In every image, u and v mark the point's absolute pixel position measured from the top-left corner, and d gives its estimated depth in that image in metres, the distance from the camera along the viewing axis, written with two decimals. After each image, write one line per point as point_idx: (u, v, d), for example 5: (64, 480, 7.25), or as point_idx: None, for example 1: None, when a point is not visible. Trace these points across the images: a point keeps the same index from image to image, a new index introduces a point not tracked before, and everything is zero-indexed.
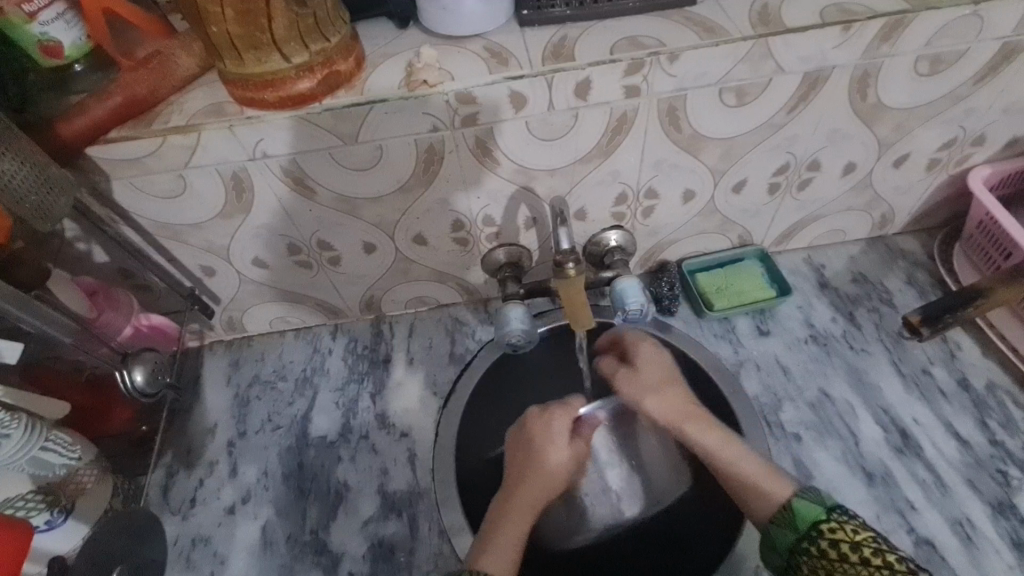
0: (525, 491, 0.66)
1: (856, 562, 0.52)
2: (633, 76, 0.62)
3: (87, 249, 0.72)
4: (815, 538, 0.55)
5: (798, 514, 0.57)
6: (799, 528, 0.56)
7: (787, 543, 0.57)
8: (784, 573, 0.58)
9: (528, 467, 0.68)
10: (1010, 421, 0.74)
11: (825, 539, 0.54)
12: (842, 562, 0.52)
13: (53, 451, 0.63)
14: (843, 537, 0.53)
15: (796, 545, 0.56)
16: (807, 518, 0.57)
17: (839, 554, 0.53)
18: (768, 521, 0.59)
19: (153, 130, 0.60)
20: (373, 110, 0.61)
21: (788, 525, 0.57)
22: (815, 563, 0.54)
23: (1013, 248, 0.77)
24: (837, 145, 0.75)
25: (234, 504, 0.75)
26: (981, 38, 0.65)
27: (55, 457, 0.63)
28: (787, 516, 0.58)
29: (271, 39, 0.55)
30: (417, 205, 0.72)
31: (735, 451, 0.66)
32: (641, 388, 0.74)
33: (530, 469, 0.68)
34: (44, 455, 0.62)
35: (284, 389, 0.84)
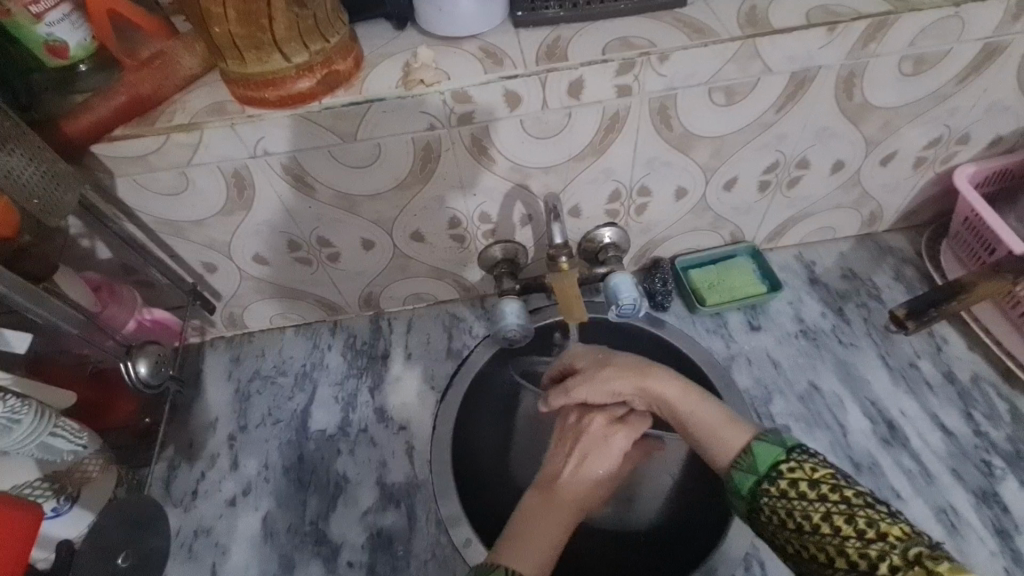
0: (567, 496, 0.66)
1: (815, 499, 0.55)
2: (624, 76, 0.64)
3: (91, 245, 0.73)
4: (775, 478, 0.58)
5: (759, 457, 0.60)
6: (758, 469, 0.59)
7: (748, 487, 0.59)
8: (743, 514, 0.60)
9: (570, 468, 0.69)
10: (994, 413, 0.76)
11: (784, 478, 0.57)
12: (801, 500, 0.55)
13: (61, 437, 0.64)
14: (801, 477, 0.56)
15: (757, 488, 0.58)
16: (766, 459, 0.59)
17: (798, 493, 0.56)
18: (729, 468, 0.61)
19: (156, 128, 0.62)
20: (371, 109, 0.63)
21: (750, 468, 0.60)
22: (776, 502, 0.57)
23: (998, 245, 0.78)
24: (825, 143, 0.77)
25: (236, 496, 0.76)
26: (963, 38, 0.67)
27: (63, 442, 0.64)
28: (746, 459, 0.60)
29: (271, 39, 0.57)
30: (415, 202, 0.74)
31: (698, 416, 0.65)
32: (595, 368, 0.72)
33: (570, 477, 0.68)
34: (53, 440, 0.63)
35: (284, 384, 0.85)
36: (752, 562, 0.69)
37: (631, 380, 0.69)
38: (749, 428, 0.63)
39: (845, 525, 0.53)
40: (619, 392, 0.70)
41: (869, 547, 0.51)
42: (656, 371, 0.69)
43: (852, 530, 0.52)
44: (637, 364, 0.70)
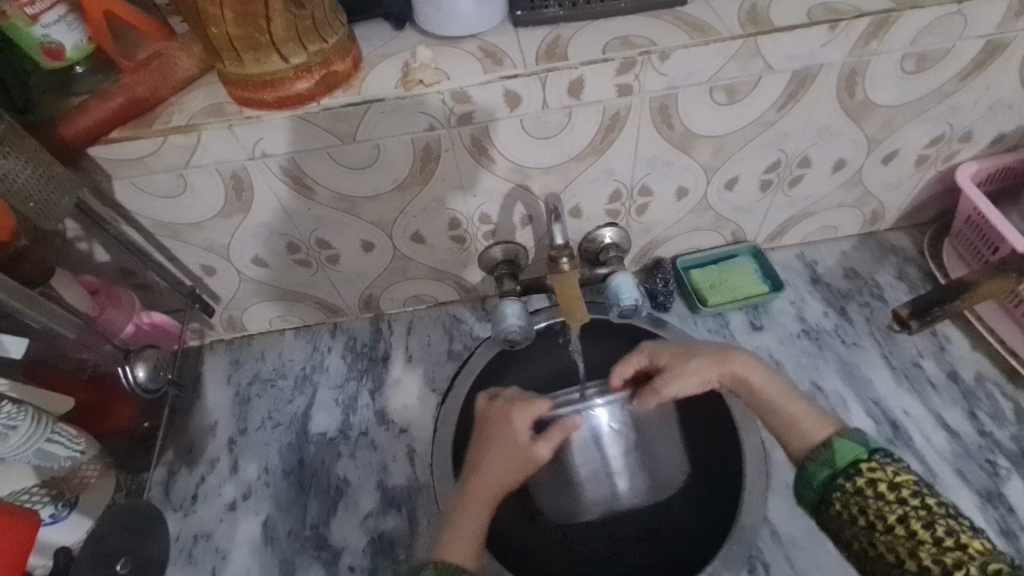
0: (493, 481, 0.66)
1: (894, 501, 0.55)
2: (625, 75, 0.64)
3: (88, 248, 0.73)
4: (852, 475, 0.58)
5: (839, 453, 0.60)
6: (836, 464, 0.59)
7: (823, 479, 0.60)
8: (811, 504, 0.61)
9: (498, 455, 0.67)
10: (998, 412, 0.76)
11: (863, 477, 0.57)
12: (879, 500, 0.56)
13: (59, 443, 0.64)
14: (881, 478, 0.56)
15: (832, 482, 0.59)
16: (846, 457, 0.59)
17: (875, 492, 0.56)
18: (805, 458, 0.62)
19: (153, 130, 0.61)
20: (370, 109, 0.62)
21: (827, 463, 0.60)
22: (849, 499, 0.57)
23: (1001, 243, 0.78)
24: (827, 142, 0.76)
25: (236, 500, 0.76)
26: (965, 36, 0.67)
27: (61, 448, 0.64)
28: (825, 452, 0.61)
29: (269, 40, 0.56)
30: (415, 203, 0.73)
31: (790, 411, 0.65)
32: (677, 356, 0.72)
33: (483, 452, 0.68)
34: (51, 446, 0.63)
35: (284, 387, 0.85)
36: (757, 564, 0.68)
37: (708, 363, 0.70)
38: (832, 424, 0.63)
39: (922, 530, 0.54)
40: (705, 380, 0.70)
41: (946, 554, 0.52)
42: (737, 354, 0.70)
43: (930, 538, 0.53)
44: (719, 348, 0.71)
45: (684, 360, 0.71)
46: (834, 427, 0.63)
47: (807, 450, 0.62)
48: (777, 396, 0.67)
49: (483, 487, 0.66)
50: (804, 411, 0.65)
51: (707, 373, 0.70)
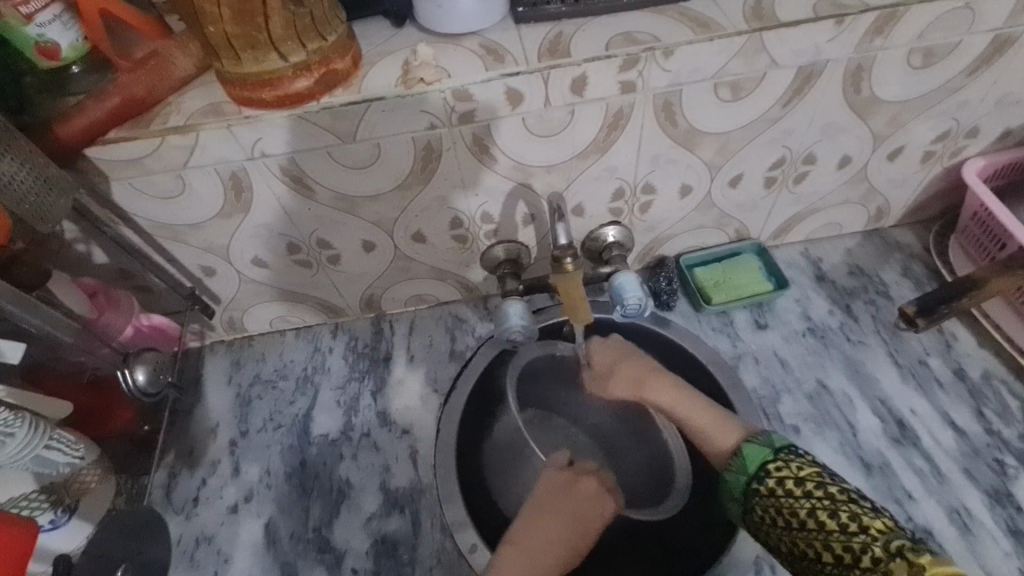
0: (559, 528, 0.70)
1: (800, 496, 0.56)
2: (628, 72, 0.63)
3: (87, 251, 0.72)
4: (763, 478, 0.60)
5: (748, 458, 0.62)
6: (748, 470, 0.62)
7: (741, 487, 0.62)
8: (741, 515, 0.62)
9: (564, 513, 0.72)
10: (1006, 411, 0.75)
11: (772, 478, 0.59)
12: (789, 497, 0.57)
13: (57, 450, 0.63)
14: (788, 475, 0.58)
15: (749, 486, 0.61)
16: (755, 460, 0.62)
17: (784, 489, 0.58)
18: (725, 469, 0.65)
19: (150, 131, 0.60)
20: (371, 108, 0.61)
21: (741, 469, 0.63)
22: (766, 501, 0.58)
23: (1008, 240, 0.77)
24: (832, 139, 0.76)
25: (238, 503, 0.75)
26: (973, 30, 0.66)
27: (60, 455, 0.63)
28: (737, 461, 0.64)
29: (267, 38, 0.55)
30: (415, 203, 0.73)
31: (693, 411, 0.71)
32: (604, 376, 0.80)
33: (553, 514, 0.72)
34: (48, 454, 0.62)
35: (286, 388, 0.84)
36: (763, 567, 0.68)
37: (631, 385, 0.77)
38: None
39: (829, 520, 0.54)
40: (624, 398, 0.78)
41: (852, 540, 0.52)
42: (653, 377, 0.75)
43: (836, 525, 0.53)
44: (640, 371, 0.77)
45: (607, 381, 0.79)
46: (743, 433, 0.67)
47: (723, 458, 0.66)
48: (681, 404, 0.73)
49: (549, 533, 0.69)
50: (691, 403, 0.72)
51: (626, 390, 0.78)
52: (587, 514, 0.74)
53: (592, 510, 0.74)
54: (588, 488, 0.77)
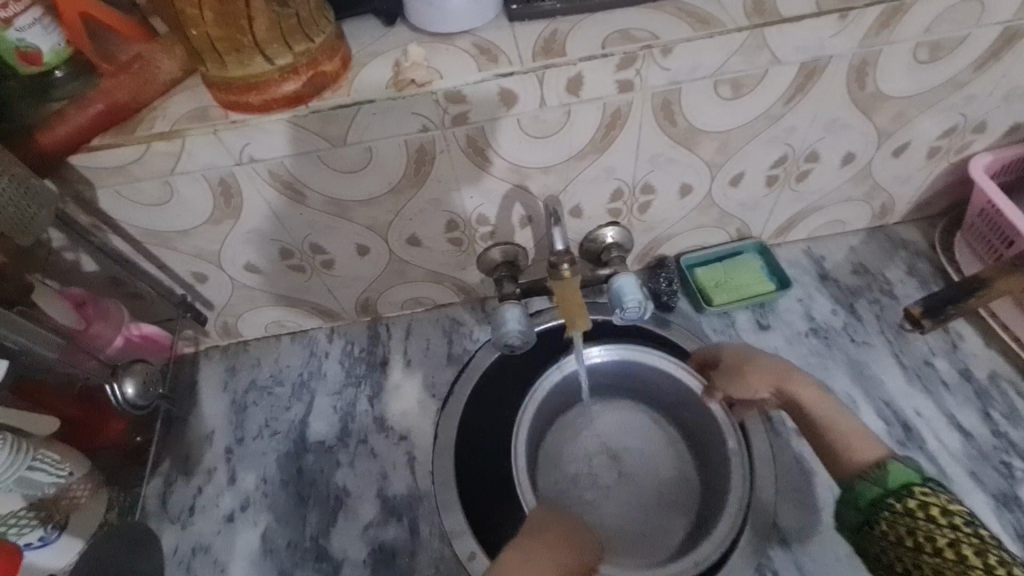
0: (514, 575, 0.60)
1: (944, 525, 0.53)
2: (626, 71, 0.61)
3: (75, 259, 0.71)
4: (903, 496, 0.56)
5: (891, 474, 0.58)
6: (887, 484, 0.58)
7: (870, 498, 0.58)
8: (856, 528, 0.59)
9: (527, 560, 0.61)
10: (1013, 412, 0.74)
11: (914, 499, 0.56)
12: (928, 522, 0.54)
13: (41, 470, 0.62)
14: (933, 502, 0.55)
15: (880, 501, 0.57)
16: (896, 479, 0.58)
17: (927, 515, 0.54)
18: (854, 475, 0.60)
19: (136, 137, 0.59)
20: (361, 111, 0.60)
21: (875, 480, 0.58)
22: (897, 519, 0.55)
23: (1016, 237, 0.76)
24: (836, 136, 0.74)
25: (234, 511, 0.75)
26: (981, 23, 0.64)
27: (44, 475, 0.62)
28: (878, 471, 0.59)
29: (252, 40, 0.54)
30: (410, 206, 0.71)
31: (845, 425, 0.64)
32: (734, 373, 0.72)
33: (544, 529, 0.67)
34: (32, 474, 0.61)
35: (281, 394, 0.83)
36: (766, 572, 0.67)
37: (768, 376, 0.69)
38: (882, 447, 0.62)
39: (974, 556, 0.51)
40: (757, 392, 0.70)
41: None
42: (798, 377, 0.68)
43: (981, 563, 0.50)
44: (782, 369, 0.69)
45: (744, 376, 0.71)
46: (886, 450, 0.61)
47: (857, 467, 0.61)
48: (828, 411, 0.66)
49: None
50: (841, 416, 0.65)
51: (766, 383, 0.69)
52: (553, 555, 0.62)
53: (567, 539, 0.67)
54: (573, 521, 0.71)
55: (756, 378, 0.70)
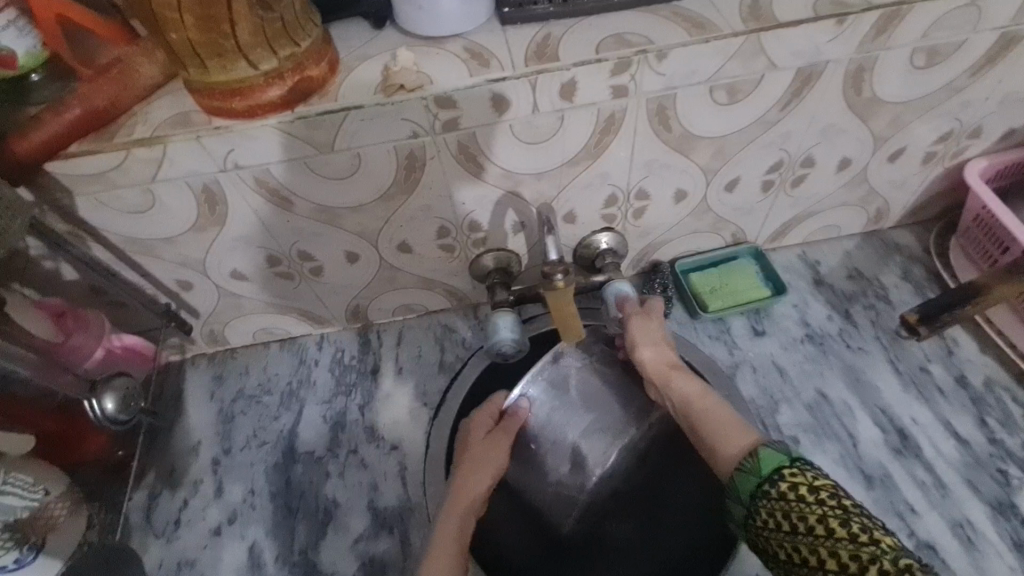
0: (456, 500, 0.64)
1: (812, 502, 0.47)
2: (620, 76, 0.60)
3: (55, 267, 0.69)
4: (776, 481, 0.50)
5: (763, 461, 0.51)
6: (761, 472, 0.51)
7: (748, 490, 0.51)
8: (743, 521, 0.52)
9: (464, 478, 0.65)
10: (1008, 419, 0.73)
11: (784, 482, 0.49)
12: (799, 503, 0.47)
13: (11, 493, 0.60)
14: (803, 481, 0.48)
15: (757, 491, 0.51)
16: (769, 465, 0.51)
17: (797, 496, 0.48)
18: (732, 470, 0.53)
19: (114, 143, 0.57)
20: (348, 117, 0.58)
21: (752, 470, 0.51)
22: (774, 506, 0.49)
23: (1011, 243, 0.75)
24: (831, 141, 0.73)
25: (221, 525, 0.73)
26: (979, 28, 0.63)
27: (14, 498, 0.60)
28: (751, 461, 0.52)
29: (235, 45, 0.52)
30: (400, 212, 0.70)
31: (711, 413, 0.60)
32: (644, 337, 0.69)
33: (461, 473, 0.66)
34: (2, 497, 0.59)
35: (270, 404, 0.81)
36: None
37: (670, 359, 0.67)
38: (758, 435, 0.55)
39: (839, 529, 0.45)
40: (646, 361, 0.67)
41: (861, 551, 0.44)
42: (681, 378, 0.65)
43: (846, 534, 0.45)
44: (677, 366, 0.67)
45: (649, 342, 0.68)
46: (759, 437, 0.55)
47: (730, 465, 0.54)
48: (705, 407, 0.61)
49: (463, 499, 0.64)
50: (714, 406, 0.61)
51: (660, 357, 0.67)
52: (478, 463, 0.67)
53: (473, 484, 0.65)
54: (477, 430, 0.69)
55: (648, 351, 0.68)
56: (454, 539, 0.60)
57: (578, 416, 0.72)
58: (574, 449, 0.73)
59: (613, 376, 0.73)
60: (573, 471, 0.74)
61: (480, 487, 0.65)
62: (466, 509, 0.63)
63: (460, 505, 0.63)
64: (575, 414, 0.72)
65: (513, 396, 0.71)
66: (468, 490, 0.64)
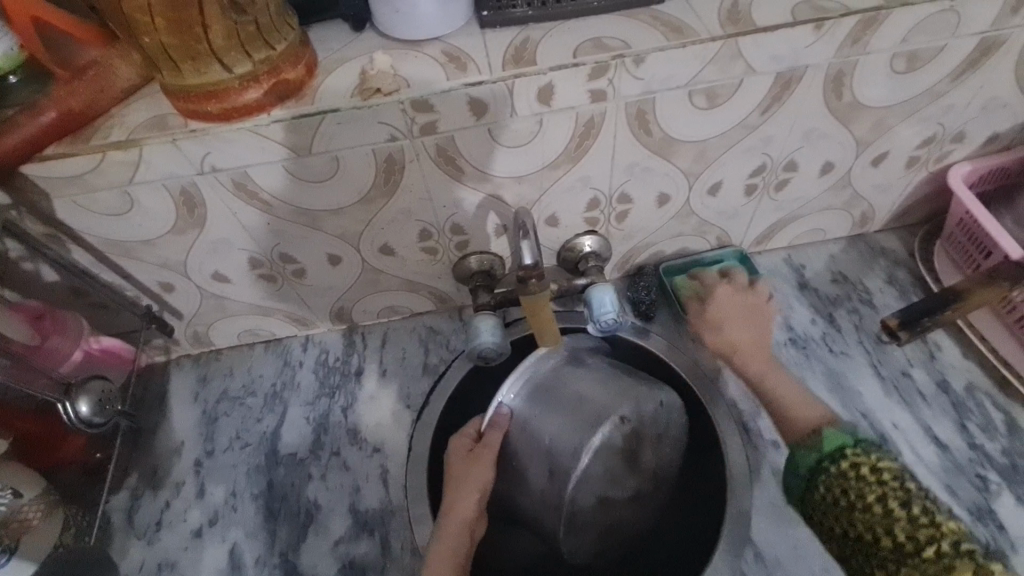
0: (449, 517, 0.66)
1: (872, 482, 0.57)
2: (598, 80, 0.60)
3: (35, 268, 0.69)
4: (837, 460, 0.60)
5: (827, 439, 0.61)
6: (824, 450, 0.61)
7: (809, 464, 0.61)
8: (799, 493, 0.62)
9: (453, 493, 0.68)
10: (988, 424, 0.73)
11: (847, 461, 0.59)
12: (859, 482, 0.57)
13: None
14: (865, 462, 0.58)
15: (818, 465, 0.60)
16: (833, 444, 0.61)
17: (856, 474, 0.58)
18: (797, 442, 0.63)
19: (92, 146, 0.57)
20: (325, 121, 0.58)
21: (814, 447, 0.62)
22: (833, 480, 0.59)
23: (993, 248, 0.75)
24: (813, 145, 0.73)
25: (202, 526, 0.73)
26: (959, 34, 0.63)
27: None
28: (815, 438, 0.62)
29: (208, 48, 0.52)
30: (381, 215, 0.70)
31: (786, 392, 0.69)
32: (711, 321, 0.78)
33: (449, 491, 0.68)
34: None
35: (253, 405, 0.81)
36: None
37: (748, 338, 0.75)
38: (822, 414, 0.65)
39: (899, 509, 0.55)
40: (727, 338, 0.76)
41: (918, 531, 0.54)
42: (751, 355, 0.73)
43: (905, 514, 0.55)
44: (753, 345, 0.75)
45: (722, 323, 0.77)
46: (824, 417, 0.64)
47: (797, 434, 0.64)
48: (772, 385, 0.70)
49: (456, 513, 0.66)
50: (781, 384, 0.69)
51: (735, 335, 0.76)
52: (464, 478, 0.68)
53: (463, 501, 0.67)
54: (458, 450, 0.70)
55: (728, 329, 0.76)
56: (447, 558, 0.62)
57: (557, 422, 0.70)
58: (555, 455, 0.69)
59: (586, 377, 0.72)
60: (552, 480, 0.69)
61: (469, 501, 0.67)
62: (462, 525, 0.65)
63: (454, 520, 0.66)
64: (558, 421, 0.70)
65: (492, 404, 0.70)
66: (459, 508, 0.66)
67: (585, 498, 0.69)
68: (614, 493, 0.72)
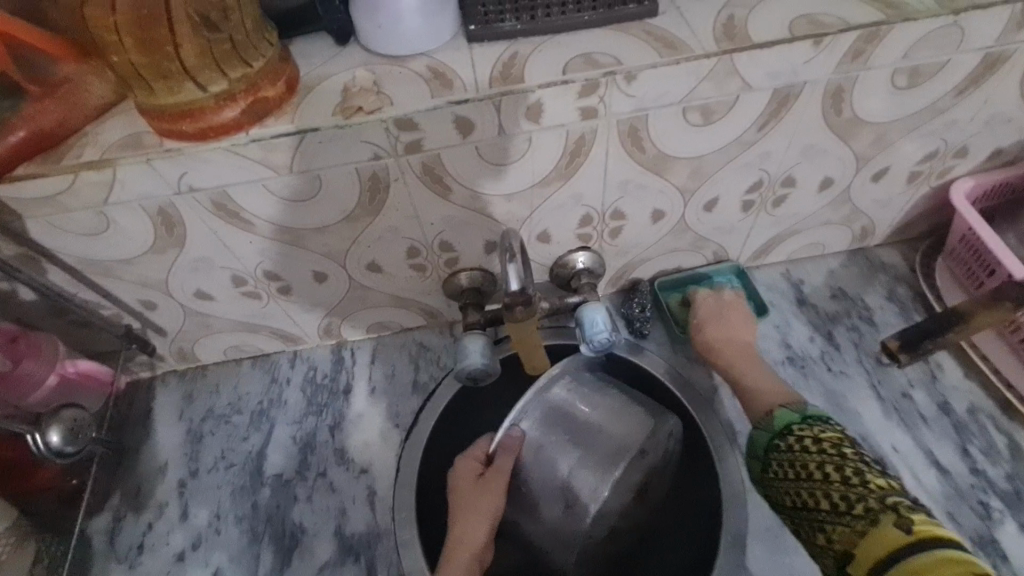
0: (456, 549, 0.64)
1: (813, 451, 0.56)
2: (589, 98, 0.58)
3: (11, 288, 0.67)
4: (786, 436, 0.60)
5: (778, 419, 0.62)
6: (773, 429, 0.62)
7: (762, 444, 0.62)
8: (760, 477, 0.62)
9: (461, 523, 0.66)
10: (991, 448, 0.71)
11: (793, 436, 0.59)
12: (803, 452, 0.57)
13: None
14: (808, 435, 0.58)
15: (771, 443, 0.61)
16: (782, 423, 0.62)
17: (801, 446, 0.58)
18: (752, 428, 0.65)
19: (63, 165, 0.55)
20: (305, 140, 0.56)
21: (766, 428, 0.63)
22: (783, 456, 0.59)
23: (997, 266, 0.73)
24: (812, 161, 0.71)
25: (184, 550, 0.71)
26: (962, 49, 0.61)
27: None
28: (766, 420, 0.63)
29: (180, 67, 0.49)
30: (367, 232, 0.68)
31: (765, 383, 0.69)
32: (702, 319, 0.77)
33: (456, 520, 0.67)
34: None
35: (239, 424, 0.80)
36: None
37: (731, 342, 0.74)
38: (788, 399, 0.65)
39: (834, 472, 0.54)
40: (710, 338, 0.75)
41: (849, 490, 0.52)
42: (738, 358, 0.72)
43: (838, 477, 0.53)
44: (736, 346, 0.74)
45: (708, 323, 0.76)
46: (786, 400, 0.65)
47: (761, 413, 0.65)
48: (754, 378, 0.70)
49: (467, 545, 0.64)
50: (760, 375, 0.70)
51: (717, 333, 0.75)
52: (472, 506, 0.67)
53: (471, 530, 0.65)
54: (467, 475, 0.69)
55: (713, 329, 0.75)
56: None
57: (568, 449, 0.68)
58: (566, 483, 0.68)
59: (600, 403, 0.70)
60: (567, 513, 0.68)
61: (479, 530, 0.65)
62: (471, 557, 0.63)
63: (461, 552, 0.64)
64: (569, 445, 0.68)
65: (503, 428, 0.69)
66: (467, 538, 0.65)
67: (596, 529, 0.68)
68: (616, 522, 0.71)
